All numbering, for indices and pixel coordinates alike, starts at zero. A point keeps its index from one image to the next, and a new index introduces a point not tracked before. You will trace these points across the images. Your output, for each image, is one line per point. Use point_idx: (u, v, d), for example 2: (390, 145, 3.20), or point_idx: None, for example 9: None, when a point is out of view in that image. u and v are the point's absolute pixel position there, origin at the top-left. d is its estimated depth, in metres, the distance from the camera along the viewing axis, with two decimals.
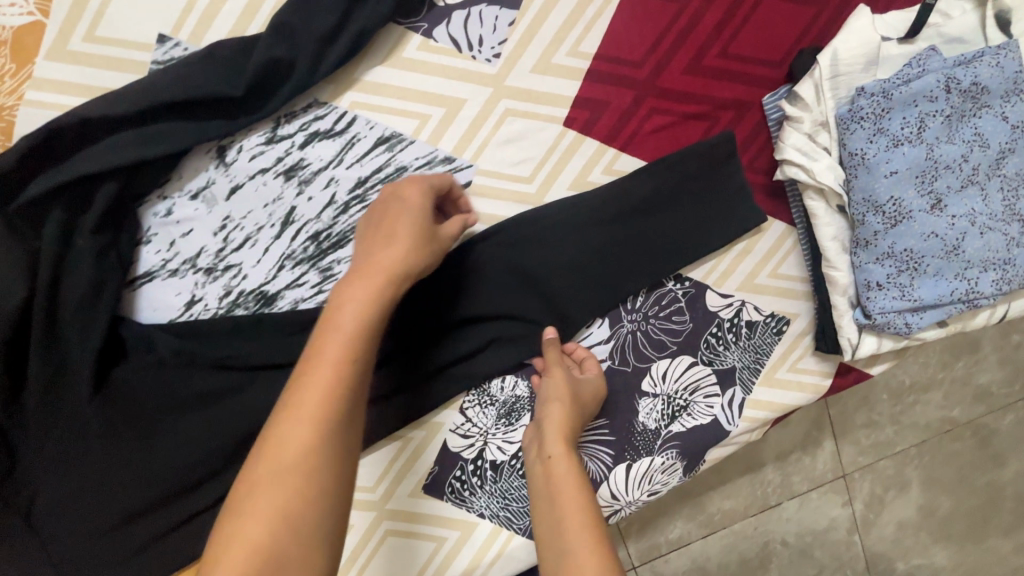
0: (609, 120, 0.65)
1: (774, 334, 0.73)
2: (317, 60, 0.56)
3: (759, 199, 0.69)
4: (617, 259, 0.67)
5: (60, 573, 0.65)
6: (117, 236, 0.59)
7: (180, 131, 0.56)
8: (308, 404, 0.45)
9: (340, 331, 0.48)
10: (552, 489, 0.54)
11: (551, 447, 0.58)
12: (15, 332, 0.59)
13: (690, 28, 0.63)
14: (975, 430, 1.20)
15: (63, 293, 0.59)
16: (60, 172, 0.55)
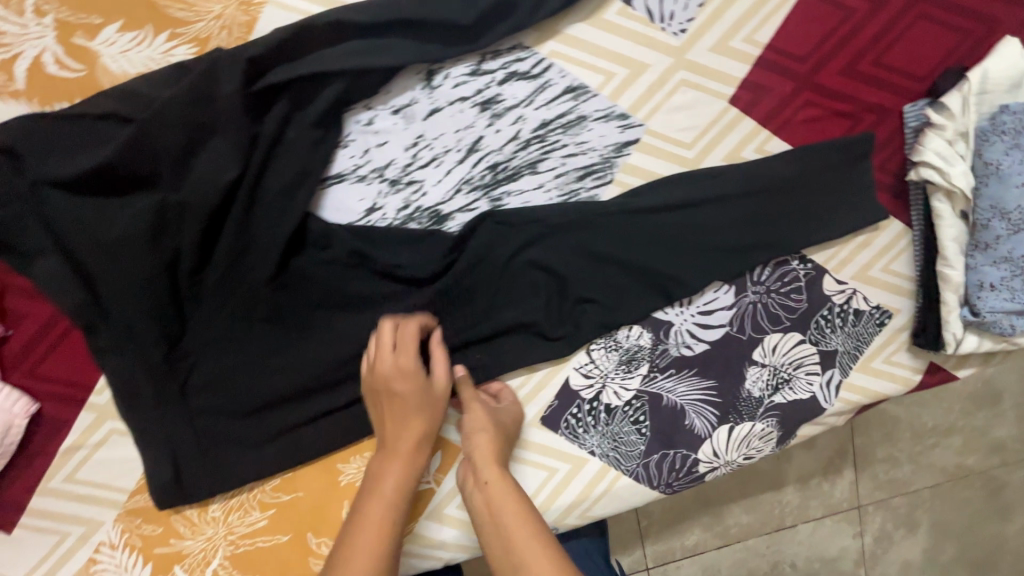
0: (769, 105, 0.72)
1: (876, 324, 0.79)
2: (539, 5, 0.63)
3: (884, 198, 0.75)
4: (755, 229, 0.73)
5: (190, 452, 0.67)
6: (326, 137, 0.63)
7: (408, 48, 0.62)
8: (394, 457, 0.64)
9: (408, 421, 0.65)
10: (491, 511, 0.60)
11: (486, 471, 0.63)
12: (218, 207, 0.63)
13: (852, 35, 0.70)
14: (985, 481, 1.23)
15: (268, 179, 0.63)
16: (295, 67, 0.60)
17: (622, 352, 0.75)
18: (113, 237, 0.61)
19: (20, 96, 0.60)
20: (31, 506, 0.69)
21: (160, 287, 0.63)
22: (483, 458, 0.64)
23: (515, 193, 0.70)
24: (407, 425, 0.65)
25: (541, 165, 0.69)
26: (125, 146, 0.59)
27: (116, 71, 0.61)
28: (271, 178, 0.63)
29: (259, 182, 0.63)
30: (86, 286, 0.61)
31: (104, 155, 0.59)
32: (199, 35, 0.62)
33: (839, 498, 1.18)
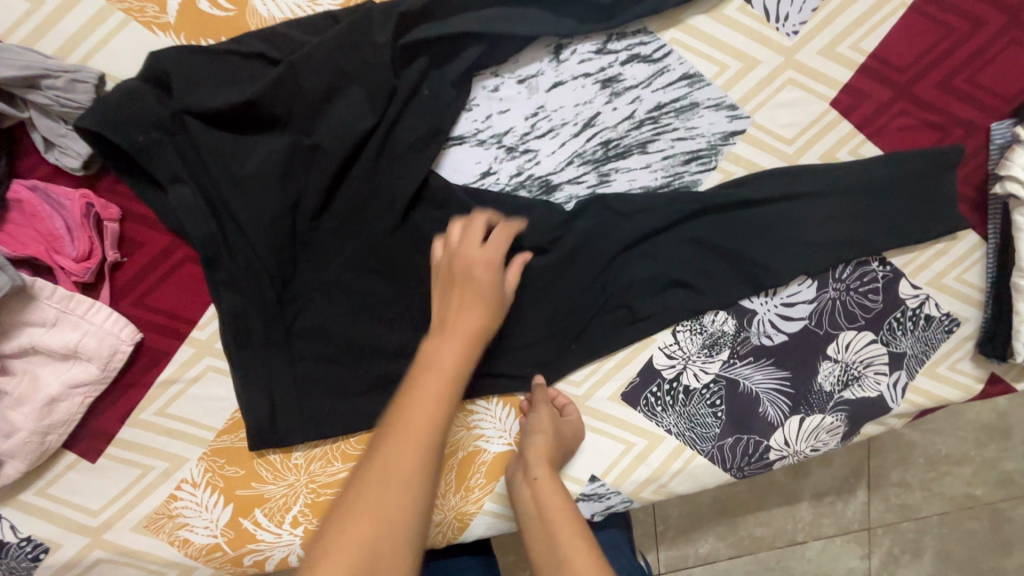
0: (868, 110, 0.75)
1: (944, 330, 0.82)
2: None
3: (964, 209, 0.79)
4: (843, 225, 0.75)
5: (281, 394, 0.68)
6: (457, 97, 0.66)
7: (548, 20, 0.65)
8: (427, 399, 0.50)
9: (444, 362, 0.54)
10: (540, 511, 0.59)
11: (539, 471, 0.64)
12: (349, 155, 0.65)
13: (948, 53, 0.74)
14: (991, 513, 1.21)
15: (397, 133, 0.66)
16: (442, 27, 0.63)
17: (706, 336, 0.77)
18: (248, 172, 0.63)
19: (168, 29, 0.62)
20: (117, 437, 0.68)
21: (282, 227, 0.64)
22: (537, 458, 0.66)
23: (623, 171, 0.72)
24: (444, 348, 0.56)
25: (651, 145, 0.72)
26: (273, 85, 0.61)
27: (263, 14, 0.63)
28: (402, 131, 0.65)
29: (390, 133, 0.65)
30: (214, 217, 0.63)
31: (250, 92, 0.61)
32: None
33: (847, 519, 1.17)
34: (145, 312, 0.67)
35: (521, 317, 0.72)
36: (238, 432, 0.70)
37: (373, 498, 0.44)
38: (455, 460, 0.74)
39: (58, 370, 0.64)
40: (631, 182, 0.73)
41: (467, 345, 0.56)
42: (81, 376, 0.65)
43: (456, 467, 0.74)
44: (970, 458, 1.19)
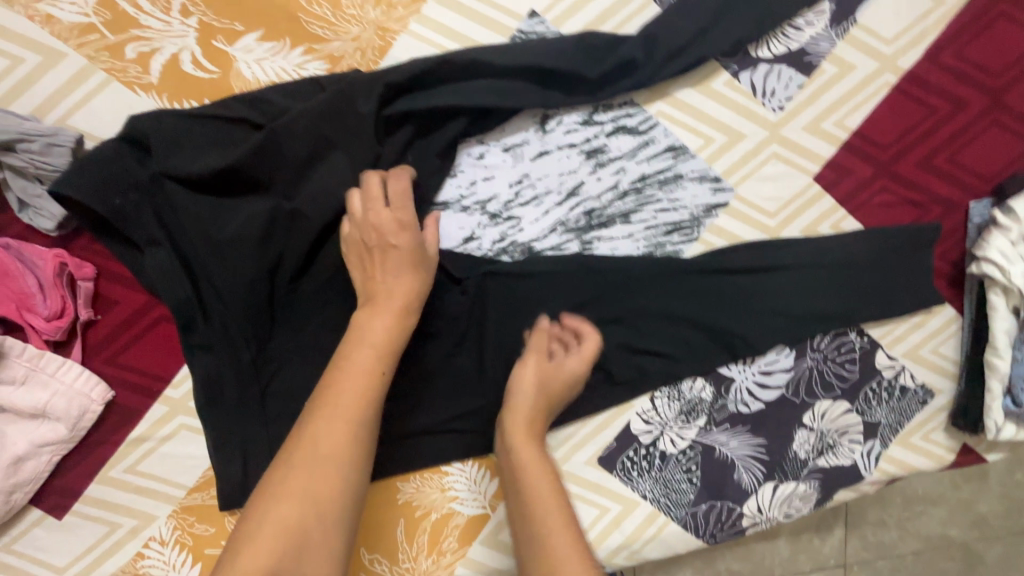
0: (850, 186, 0.76)
1: (919, 402, 0.83)
2: (659, 68, 0.66)
3: (941, 285, 0.80)
4: (823, 297, 0.76)
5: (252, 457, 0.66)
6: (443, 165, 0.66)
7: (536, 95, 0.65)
8: (332, 421, 0.53)
9: (376, 336, 0.58)
10: (524, 476, 0.63)
11: (519, 456, 0.64)
12: (330, 222, 0.65)
13: (929, 132, 0.75)
14: (967, 555, 1.12)
15: None
16: (429, 99, 0.63)
17: (683, 402, 0.78)
18: (227, 236, 0.62)
19: (150, 90, 0.61)
20: (85, 494, 0.67)
21: (260, 292, 0.64)
22: (511, 443, 0.65)
23: (606, 239, 0.72)
24: (354, 357, 0.57)
25: (633, 215, 0.72)
26: (256, 152, 0.60)
27: (247, 77, 0.63)
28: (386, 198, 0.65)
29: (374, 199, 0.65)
30: (191, 281, 0.62)
31: (231, 157, 0.60)
32: (333, 53, 0.63)
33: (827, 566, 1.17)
34: (117, 370, 0.66)
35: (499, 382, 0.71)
36: (209, 490, 0.69)
37: (275, 520, 0.48)
38: (428, 521, 0.74)
39: (26, 429, 0.63)
40: (613, 250, 0.73)
41: (379, 345, 0.58)
42: (50, 435, 0.64)
43: (429, 529, 0.74)
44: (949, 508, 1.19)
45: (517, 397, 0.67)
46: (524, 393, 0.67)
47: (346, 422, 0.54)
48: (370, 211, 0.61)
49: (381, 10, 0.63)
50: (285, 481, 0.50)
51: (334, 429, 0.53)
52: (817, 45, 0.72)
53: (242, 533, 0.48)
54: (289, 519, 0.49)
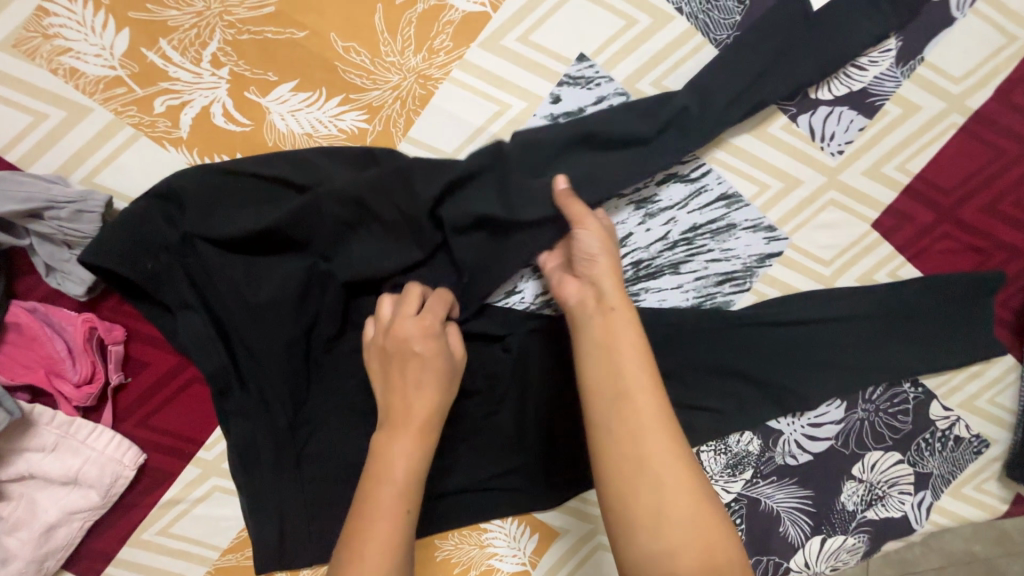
0: (910, 233, 0.72)
1: (973, 452, 0.80)
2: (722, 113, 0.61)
3: (1001, 333, 0.76)
4: (878, 349, 0.73)
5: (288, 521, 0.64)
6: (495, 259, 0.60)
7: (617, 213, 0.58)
8: (370, 574, 0.46)
9: (397, 463, 0.51)
10: (631, 437, 0.46)
11: (627, 441, 0.46)
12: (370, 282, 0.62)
13: (995, 176, 0.71)
14: None
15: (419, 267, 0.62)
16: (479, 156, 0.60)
17: (730, 455, 0.75)
18: (261, 299, 0.59)
19: (181, 144, 0.58)
20: (116, 559, 0.65)
21: (296, 354, 0.61)
22: (628, 432, 0.46)
23: (654, 291, 0.69)
24: (377, 494, 0.50)
25: (683, 266, 0.69)
26: (293, 214, 0.57)
27: (282, 129, 0.59)
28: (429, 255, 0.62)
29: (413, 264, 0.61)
30: (225, 346, 0.60)
31: (265, 219, 0.57)
32: (372, 103, 0.60)
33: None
34: (148, 433, 0.63)
35: (541, 439, 0.69)
36: (244, 551, 0.66)
37: None
38: None
39: (56, 496, 0.61)
40: (663, 301, 0.69)
41: (401, 475, 0.51)
42: (81, 502, 0.62)
43: None
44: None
45: (630, 387, 0.47)
46: (639, 397, 0.47)
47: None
48: (401, 327, 0.55)
49: (423, 57, 0.60)
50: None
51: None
52: (881, 85, 0.67)
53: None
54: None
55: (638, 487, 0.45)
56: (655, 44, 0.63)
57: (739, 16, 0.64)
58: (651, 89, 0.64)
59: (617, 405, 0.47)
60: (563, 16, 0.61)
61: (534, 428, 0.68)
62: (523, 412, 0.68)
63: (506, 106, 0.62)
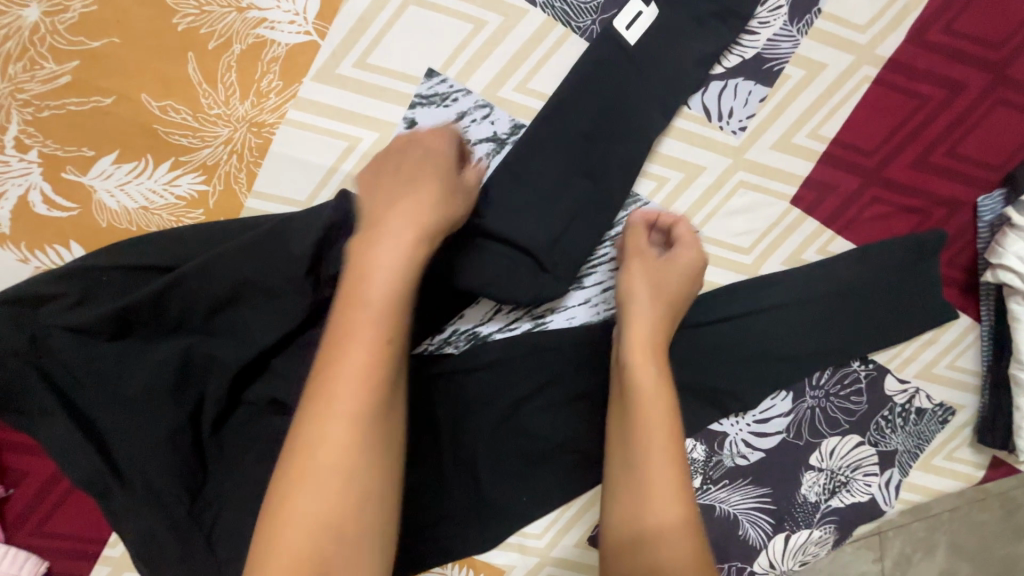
0: (834, 203, 0.65)
1: (939, 422, 0.74)
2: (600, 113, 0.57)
3: (952, 293, 0.70)
4: (817, 332, 0.67)
5: None
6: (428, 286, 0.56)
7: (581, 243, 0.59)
8: (338, 429, 0.42)
9: (393, 244, 0.46)
10: (642, 445, 0.53)
11: (637, 473, 0.53)
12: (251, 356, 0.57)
13: (921, 128, 0.64)
14: None
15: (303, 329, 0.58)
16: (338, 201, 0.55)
17: None
18: (134, 392, 0.55)
19: (6, 241, 0.54)
20: None
21: (183, 442, 0.57)
22: (635, 463, 0.53)
23: (560, 312, 0.64)
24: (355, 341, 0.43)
25: (586, 279, 0.64)
26: (153, 296, 0.53)
27: (114, 207, 0.54)
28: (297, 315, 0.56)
29: (287, 329, 0.57)
30: (98, 447, 0.55)
31: (122, 302, 0.53)
32: (206, 161, 0.54)
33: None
34: (42, 542, 0.60)
35: (464, 482, 0.65)
36: None
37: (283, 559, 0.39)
38: None
39: None
40: (571, 320, 0.64)
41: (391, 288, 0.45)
42: None
43: None
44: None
45: (646, 431, 0.53)
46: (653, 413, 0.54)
47: (337, 512, 0.41)
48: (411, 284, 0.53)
49: (251, 103, 0.54)
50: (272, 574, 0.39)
51: (321, 515, 0.41)
52: (777, 47, 0.60)
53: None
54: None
55: (638, 499, 0.52)
56: (511, 44, 0.56)
57: None
58: (516, 94, 0.57)
59: (633, 453, 0.53)
60: (401, 29, 0.55)
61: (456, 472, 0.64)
62: (440, 459, 0.64)
63: (355, 140, 0.56)
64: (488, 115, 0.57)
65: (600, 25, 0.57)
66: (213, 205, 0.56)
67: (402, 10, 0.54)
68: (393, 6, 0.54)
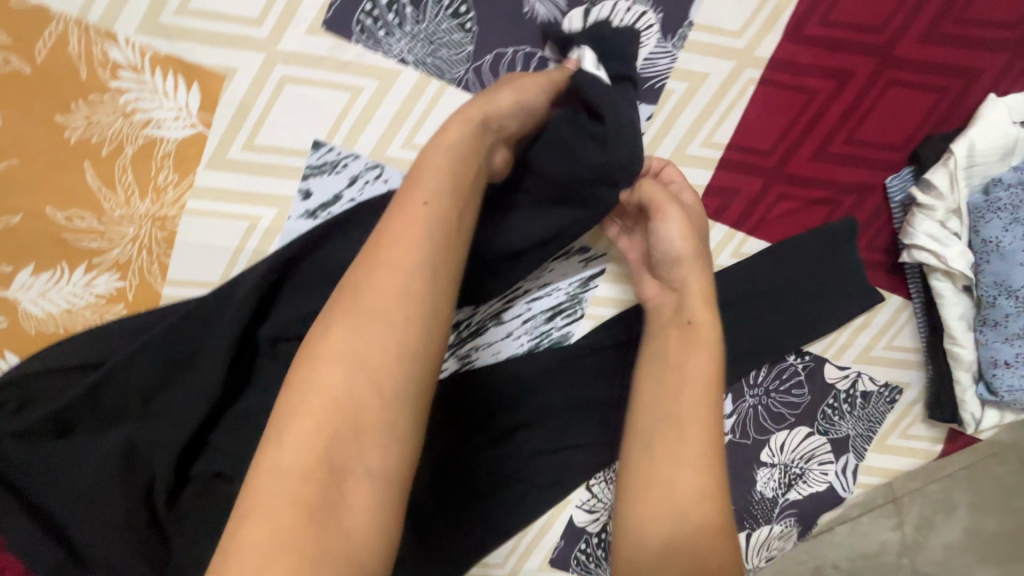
0: (739, 206, 0.66)
1: (886, 403, 0.74)
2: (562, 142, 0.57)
3: (877, 275, 0.70)
4: (744, 332, 0.67)
5: None
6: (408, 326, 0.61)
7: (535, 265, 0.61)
8: (380, 300, 0.45)
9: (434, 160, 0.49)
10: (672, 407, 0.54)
11: (675, 428, 0.53)
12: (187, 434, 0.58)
13: (816, 120, 0.65)
14: None
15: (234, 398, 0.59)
16: (249, 276, 0.58)
17: None
18: (78, 486, 0.56)
19: None
20: None
21: (136, 526, 0.57)
22: (672, 423, 0.53)
23: (484, 346, 0.66)
24: (400, 227, 0.47)
25: (505, 313, 0.65)
26: (86, 389, 0.56)
27: (39, 314, 0.58)
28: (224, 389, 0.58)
29: (214, 400, 0.57)
30: (59, 541, 0.57)
31: (60, 401, 0.57)
32: (119, 259, 0.57)
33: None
34: None
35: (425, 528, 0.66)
36: None
37: (302, 420, 0.42)
38: None
39: None
40: (497, 355, 0.66)
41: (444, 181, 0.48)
42: None
43: None
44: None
45: (686, 381, 0.54)
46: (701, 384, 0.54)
47: (351, 403, 0.43)
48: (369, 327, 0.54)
49: (151, 200, 0.57)
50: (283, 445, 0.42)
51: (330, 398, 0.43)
52: (654, 65, 0.61)
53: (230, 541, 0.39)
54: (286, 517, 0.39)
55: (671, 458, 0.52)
56: (390, 105, 0.58)
57: (470, 47, 0.58)
58: (404, 151, 0.59)
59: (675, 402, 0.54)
60: (282, 109, 0.57)
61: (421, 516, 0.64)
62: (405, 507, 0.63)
63: (255, 218, 0.59)
64: (379, 174, 0.60)
65: (474, 73, 0.59)
66: (133, 298, 0.59)
67: (280, 90, 0.57)
68: (269, 87, 0.56)
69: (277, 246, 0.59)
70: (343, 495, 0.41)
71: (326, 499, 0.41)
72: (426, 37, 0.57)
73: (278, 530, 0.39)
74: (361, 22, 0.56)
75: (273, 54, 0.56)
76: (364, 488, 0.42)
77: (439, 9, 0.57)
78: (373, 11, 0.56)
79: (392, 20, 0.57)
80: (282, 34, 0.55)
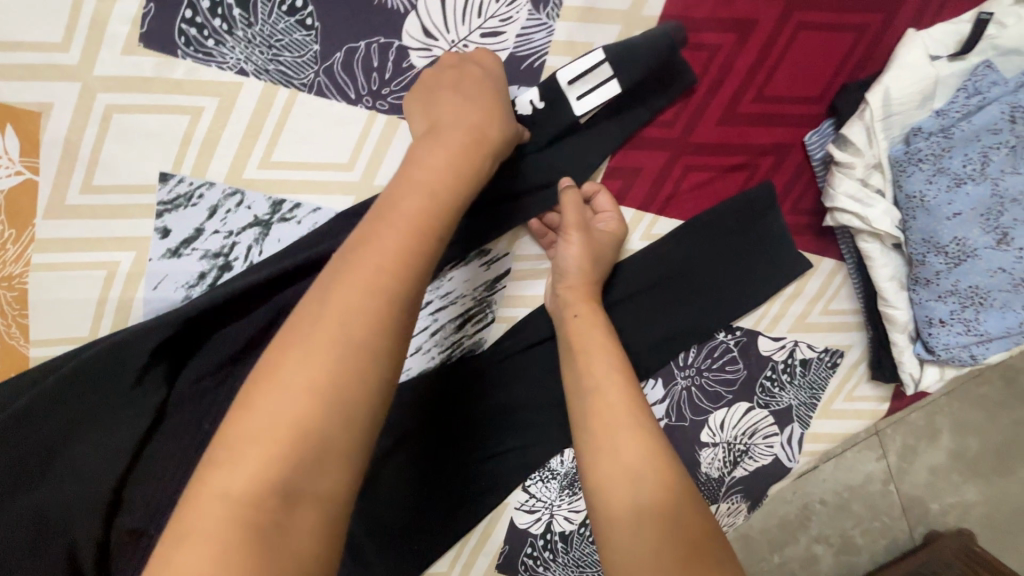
0: (644, 187, 0.61)
1: (828, 367, 0.71)
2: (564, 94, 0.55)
3: (804, 240, 0.66)
4: (670, 317, 0.64)
5: None
6: None
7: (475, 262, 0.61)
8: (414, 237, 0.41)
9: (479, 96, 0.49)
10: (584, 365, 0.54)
11: (606, 399, 0.52)
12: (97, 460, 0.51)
13: (723, 76, 0.59)
14: (1001, 452, 1.04)
15: (154, 425, 0.53)
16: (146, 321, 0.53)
17: (561, 478, 0.69)
18: None
19: None
20: None
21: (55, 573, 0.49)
22: (596, 398, 0.52)
23: (393, 364, 0.61)
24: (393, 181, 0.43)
25: (411, 328, 0.61)
26: None
27: None
28: (130, 443, 0.52)
29: (120, 426, 0.52)
30: None
31: None
32: None
33: (886, 502, 1.01)
34: None
35: (381, 515, 0.63)
36: None
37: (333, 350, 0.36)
38: None
39: None
40: (408, 372, 0.62)
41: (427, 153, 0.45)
42: None
43: None
44: (1019, 389, 1.04)
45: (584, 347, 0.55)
46: (595, 347, 0.55)
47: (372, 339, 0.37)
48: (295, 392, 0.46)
49: None
50: (230, 448, 0.33)
51: (320, 372, 0.35)
52: (529, 41, 0.55)
53: (188, 526, 0.31)
54: (223, 524, 0.31)
55: (604, 437, 0.50)
56: (238, 122, 0.52)
57: (315, 46, 0.52)
58: (262, 172, 0.54)
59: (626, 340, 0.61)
60: (114, 141, 0.51)
61: (409, 477, 0.63)
62: (389, 465, 0.62)
63: (111, 264, 0.54)
64: (242, 201, 0.54)
65: (326, 75, 0.53)
66: None
67: (106, 121, 0.51)
68: (95, 121, 0.51)
69: (143, 291, 0.55)
70: (290, 524, 0.32)
71: (273, 528, 0.32)
72: (263, 40, 0.51)
73: (222, 550, 0.30)
74: (184, 32, 0.50)
75: (90, 82, 0.50)
76: (314, 518, 0.33)
77: (271, 6, 0.50)
78: (195, 19, 0.50)
79: (219, 26, 0.50)
80: (93, 58, 0.49)
